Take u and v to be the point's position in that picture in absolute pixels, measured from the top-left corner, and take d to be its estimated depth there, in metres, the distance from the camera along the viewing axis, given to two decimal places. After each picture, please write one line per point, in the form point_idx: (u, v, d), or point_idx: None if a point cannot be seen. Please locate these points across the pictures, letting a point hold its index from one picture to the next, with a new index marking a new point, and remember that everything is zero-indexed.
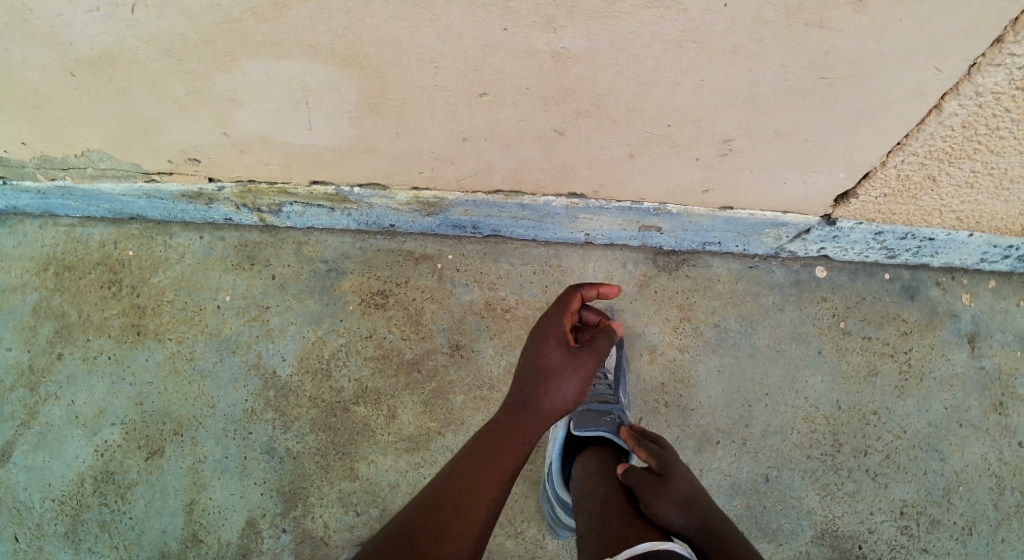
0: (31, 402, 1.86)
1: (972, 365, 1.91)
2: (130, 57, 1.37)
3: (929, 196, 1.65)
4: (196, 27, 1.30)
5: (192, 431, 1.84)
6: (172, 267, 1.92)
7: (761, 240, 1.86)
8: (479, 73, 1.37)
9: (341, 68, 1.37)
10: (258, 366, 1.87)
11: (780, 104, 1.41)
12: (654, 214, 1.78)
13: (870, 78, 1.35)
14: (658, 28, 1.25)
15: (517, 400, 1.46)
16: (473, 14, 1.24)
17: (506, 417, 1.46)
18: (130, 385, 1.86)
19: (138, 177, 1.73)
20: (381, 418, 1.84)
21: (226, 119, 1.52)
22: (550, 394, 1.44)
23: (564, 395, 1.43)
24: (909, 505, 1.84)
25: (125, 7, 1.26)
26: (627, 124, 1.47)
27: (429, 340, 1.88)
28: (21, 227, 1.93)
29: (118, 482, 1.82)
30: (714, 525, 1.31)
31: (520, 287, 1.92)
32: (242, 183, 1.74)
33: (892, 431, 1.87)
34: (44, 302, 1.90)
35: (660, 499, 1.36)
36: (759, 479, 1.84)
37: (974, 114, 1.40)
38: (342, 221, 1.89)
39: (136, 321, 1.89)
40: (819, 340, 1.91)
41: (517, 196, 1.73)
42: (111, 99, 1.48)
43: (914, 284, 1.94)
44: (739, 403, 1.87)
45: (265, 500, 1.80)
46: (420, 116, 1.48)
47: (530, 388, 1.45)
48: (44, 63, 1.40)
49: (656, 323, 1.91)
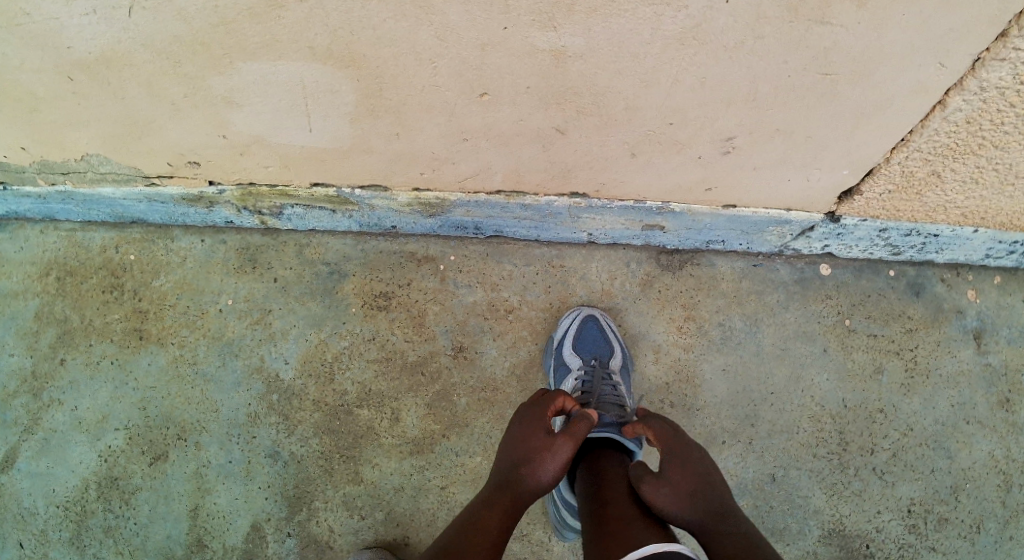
0: (35, 407, 1.85)
1: (978, 362, 1.90)
2: (127, 61, 1.36)
3: (933, 192, 1.64)
4: (192, 29, 1.29)
5: (196, 435, 1.83)
6: (174, 271, 1.91)
7: (765, 238, 1.85)
8: (478, 72, 1.36)
9: (340, 69, 1.36)
10: (261, 369, 1.86)
11: (782, 100, 1.40)
12: (657, 214, 1.77)
13: (873, 73, 1.34)
14: (657, 25, 1.25)
15: (500, 478, 1.37)
16: (471, 13, 1.24)
17: (492, 489, 1.36)
18: (133, 389, 1.85)
19: (138, 181, 1.72)
20: (385, 421, 1.83)
21: (225, 120, 1.51)
22: (533, 471, 1.36)
23: (549, 475, 1.36)
24: (916, 504, 1.83)
25: (122, 8, 1.26)
26: (628, 123, 1.47)
27: (432, 342, 1.87)
28: (22, 232, 1.92)
29: (122, 487, 1.82)
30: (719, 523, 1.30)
31: (523, 288, 1.91)
32: (243, 186, 1.73)
33: (899, 429, 1.86)
34: (47, 308, 1.89)
35: (663, 496, 1.35)
36: (765, 480, 1.83)
37: (978, 109, 1.40)
38: (344, 223, 1.89)
39: (139, 326, 1.89)
40: (825, 338, 1.90)
41: (519, 197, 1.72)
42: (108, 102, 1.47)
43: (919, 281, 1.93)
44: (745, 402, 1.86)
45: (269, 504, 1.80)
46: (419, 117, 1.48)
47: (512, 464, 1.37)
48: (41, 66, 1.40)
49: (660, 323, 1.90)
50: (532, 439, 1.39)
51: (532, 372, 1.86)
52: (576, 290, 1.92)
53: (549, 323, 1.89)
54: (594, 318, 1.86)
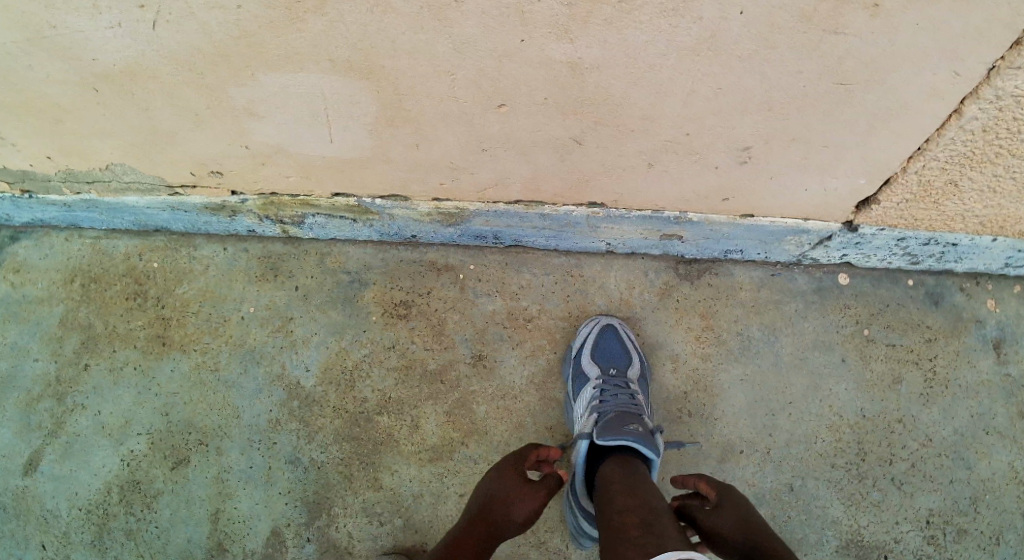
0: (58, 412, 1.88)
1: (998, 372, 1.89)
2: (151, 72, 1.39)
3: (952, 201, 1.63)
4: (214, 42, 1.32)
5: (217, 441, 1.85)
6: (197, 278, 1.94)
7: (783, 247, 1.85)
8: (495, 83, 1.37)
9: (358, 80, 1.38)
10: (282, 376, 1.88)
11: (799, 109, 1.40)
12: (675, 223, 1.77)
13: (890, 82, 1.34)
14: (672, 37, 1.26)
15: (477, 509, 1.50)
16: (488, 26, 1.26)
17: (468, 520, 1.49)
18: (156, 395, 1.88)
19: (162, 190, 1.75)
20: (405, 429, 1.84)
21: (245, 131, 1.53)
22: (507, 508, 1.48)
23: (521, 514, 1.48)
24: (935, 515, 1.81)
25: (146, 22, 1.29)
26: (645, 132, 1.47)
27: (451, 351, 1.89)
28: (48, 240, 1.96)
29: (143, 492, 1.83)
30: (759, 546, 1.31)
31: (542, 297, 1.92)
32: (265, 196, 1.75)
33: (917, 439, 1.85)
34: (71, 314, 1.93)
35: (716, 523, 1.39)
36: (783, 489, 1.82)
37: (995, 118, 1.39)
38: (365, 232, 1.91)
39: (162, 333, 1.91)
40: (843, 347, 1.90)
41: (537, 206, 1.74)
42: (132, 112, 1.50)
43: (938, 291, 1.93)
44: (763, 412, 1.86)
45: (289, 509, 1.81)
46: (438, 127, 1.49)
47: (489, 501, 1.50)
48: (66, 78, 1.43)
49: (678, 333, 1.91)
50: (509, 479, 1.53)
51: (551, 380, 1.87)
52: (595, 299, 1.93)
53: (568, 332, 1.90)
54: (613, 327, 1.87)
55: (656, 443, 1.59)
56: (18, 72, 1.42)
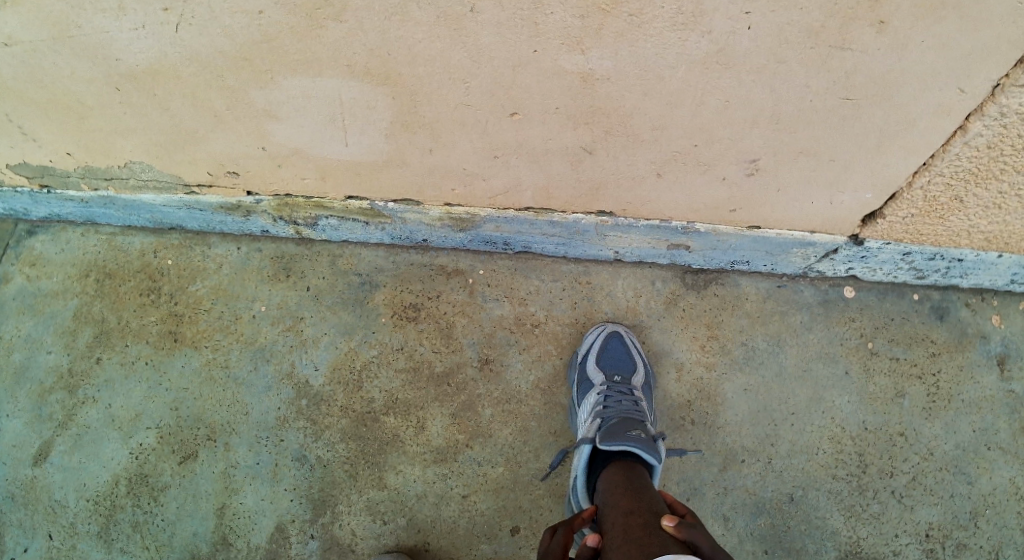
0: (70, 403, 1.91)
1: (1002, 388, 1.89)
2: (174, 73, 1.42)
3: (957, 216, 1.64)
4: (236, 45, 1.34)
5: (225, 437, 1.88)
6: (210, 276, 1.98)
7: (790, 259, 1.87)
8: (510, 92, 1.40)
9: (374, 87, 1.41)
10: (291, 375, 1.91)
11: (808, 124, 1.42)
12: (682, 233, 1.79)
13: (898, 98, 1.36)
14: (683, 50, 1.28)
15: None
16: (503, 36, 1.28)
17: None
18: (166, 390, 1.91)
19: (179, 189, 1.78)
20: (411, 429, 1.87)
21: (265, 133, 1.56)
22: None
23: None
24: (935, 528, 1.82)
25: (169, 25, 1.32)
26: (655, 143, 1.49)
27: (458, 354, 1.91)
28: (65, 234, 2.01)
29: (151, 484, 1.86)
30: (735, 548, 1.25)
31: (550, 304, 1.95)
32: (280, 197, 1.78)
33: (919, 453, 1.86)
34: (85, 308, 1.96)
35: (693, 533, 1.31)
36: (784, 499, 1.83)
37: (999, 135, 1.40)
38: (377, 235, 1.94)
39: (175, 329, 1.94)
40: (847, 360, 1.91)
41: (547, 213, 1.76)
42: (153, 111, 1.53)
43: (943, 305, 1.94)
44: (766, 421, 1.87)
45: (294, 506, 1.83)
46: (451, 133, 1.51)
47: None
48: (89, 76, 1.46)
49: (684, 342, 1.92)
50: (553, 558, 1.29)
51: (557, 385, 1.89)
52: (603, 306, 1.95)
53: (575, 337, 1.92)
54: (619, 334, 1.89)
55: (659, 449, 1.60)
56: (44, 69, 1.45)
